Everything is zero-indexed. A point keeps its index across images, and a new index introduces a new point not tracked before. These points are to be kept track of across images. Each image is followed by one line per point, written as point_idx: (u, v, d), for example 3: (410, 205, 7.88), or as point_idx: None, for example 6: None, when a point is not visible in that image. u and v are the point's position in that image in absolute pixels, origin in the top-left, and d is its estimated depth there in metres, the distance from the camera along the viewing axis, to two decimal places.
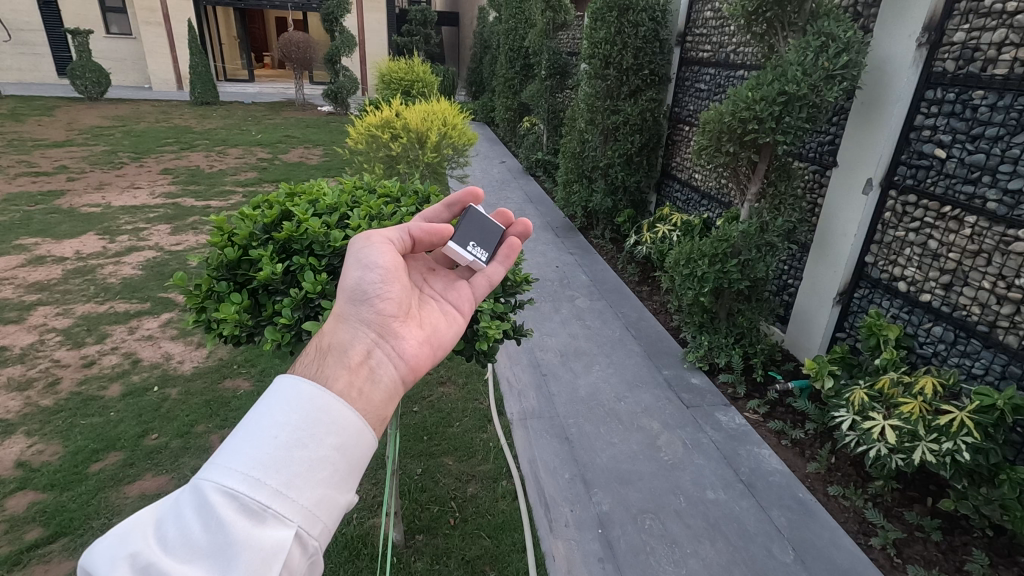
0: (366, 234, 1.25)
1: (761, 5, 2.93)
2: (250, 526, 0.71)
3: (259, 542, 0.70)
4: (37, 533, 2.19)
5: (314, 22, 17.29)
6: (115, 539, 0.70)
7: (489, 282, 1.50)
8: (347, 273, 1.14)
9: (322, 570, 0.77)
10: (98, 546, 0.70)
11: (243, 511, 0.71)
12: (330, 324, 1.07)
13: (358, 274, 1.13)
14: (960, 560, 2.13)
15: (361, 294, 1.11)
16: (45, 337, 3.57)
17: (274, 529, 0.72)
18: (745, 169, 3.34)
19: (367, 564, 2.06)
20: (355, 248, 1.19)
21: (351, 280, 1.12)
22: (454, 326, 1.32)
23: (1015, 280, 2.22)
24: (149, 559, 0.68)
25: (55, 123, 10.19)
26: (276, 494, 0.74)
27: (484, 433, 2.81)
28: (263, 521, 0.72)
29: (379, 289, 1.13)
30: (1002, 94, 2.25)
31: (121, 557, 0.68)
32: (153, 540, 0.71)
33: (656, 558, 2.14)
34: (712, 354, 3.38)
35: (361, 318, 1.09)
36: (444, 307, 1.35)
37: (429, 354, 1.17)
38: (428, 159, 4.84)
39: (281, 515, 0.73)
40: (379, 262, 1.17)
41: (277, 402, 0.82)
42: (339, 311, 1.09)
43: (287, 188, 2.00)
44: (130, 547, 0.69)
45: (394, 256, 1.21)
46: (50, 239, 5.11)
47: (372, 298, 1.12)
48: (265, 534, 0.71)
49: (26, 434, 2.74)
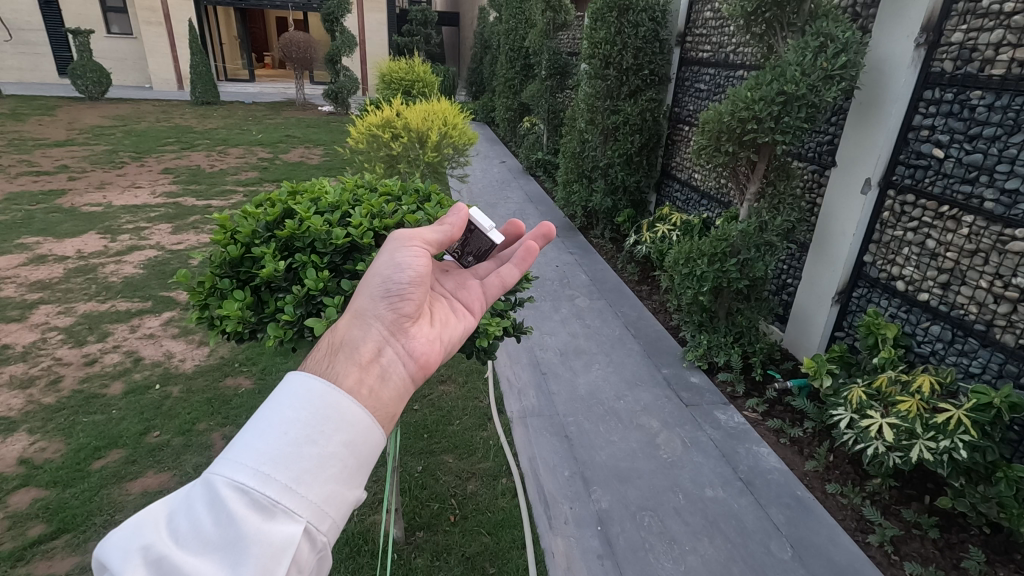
0: (404, 235, 1.24)
1: (760, 5, 2.95)
2: (260, 521, 0.72)
3: (269, 538, 0.71)
4: (40, 530, 2.21)
5: (315, 22, 17.33)
6: (129, 531, 0.72)
7: (502, 284, 1.51)
8: (375, 270, 1.15)
9: (331, 564, 0.79)
10: (112, 538, 0.72)
11: (253, 506, 0.73)
12: (346, 320, 1.08)
13: (389, 271, 1.15)
14: (956, 557, 2.14)
15: (388, 290, 1.13)
16: (47, 335, 3.59)
17: (283, 525, 0.73)
18: (744, 168, 3.35)
19: (368, 561, 2.07)
20: (390, 248, 1.19)
21: (381, 276, 1.14)
22: (463, 325, 1.34)
23: (1012, 279, 2.24)
24: (161, 552, 0.70)
25: (56, 122, 10.20)
26: (285, 490, 0.74)
27: (485, 430, 2.83)
28: (273, 517, 0.73)
29: (399, 290, 1.14)
30: (1000, 94, 2.26)
31: (134, 550, 0.70)
32: (166, 532, 0.72)
33: (655, 555, 2.16)
34: (711, 353, 3.39)
35: (376, 315, 1.10)
36: (455, 309, 1.37)
37: (440, 352, 1.17)
38: (428, 158, 4.85)
39: (290, 511, 0.74)
40: (412, 263, 1.17)
41: (287, 398, 0.82)
42: (359, 306, 1.11)
43: (290, 186, 2.01)
44: (142, 540, 0.71)
45: (428, 263, 1.21)
46: (51, 238, 5.13)
47: (393, 296, 1.13)
48: (275, 530, 0.72)
49: (29, 432, 2.76)
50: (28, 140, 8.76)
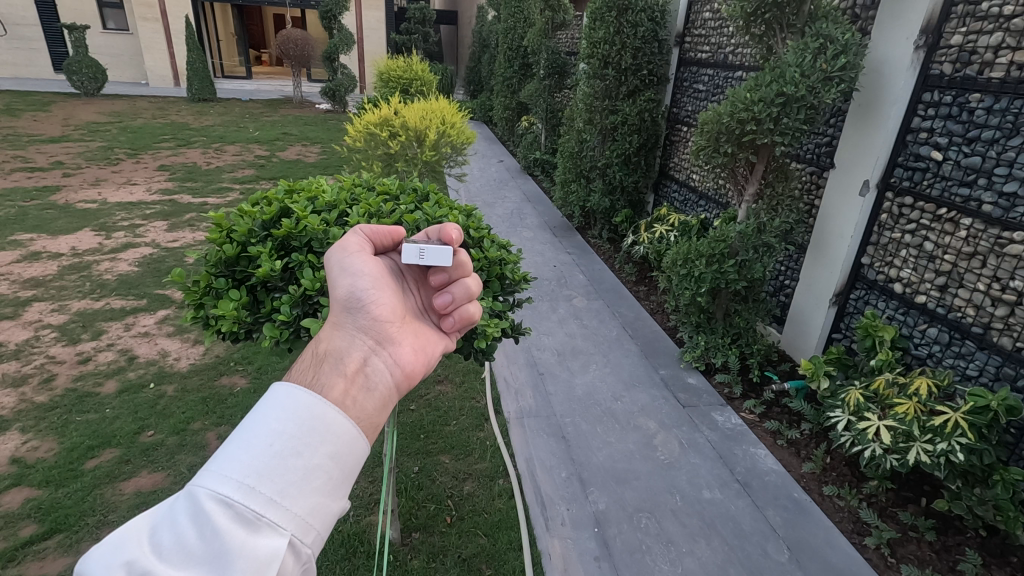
0: (345, 243, 1.23)
1: (761, 6, 2.93)
2: (244, 535, 0.70)
3: (254, 552, 0.70)
4: (32, 530, 2.19)
5: (310, 20, 17.28)
6: (110, 545, 0.69)
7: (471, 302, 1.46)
8: (336, 282, 1.14)
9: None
10: (92, 554, 0.69)
11: (238, 520, 0.71)
12: (327, 331, 1.07)
13: (352, 281, 1.14)
14: (952, 559, 2.14)
15: (354, 299, 1.11)
16: (40, 333, 3.55)
17: (268, 538, 0.72)
18: (743, 168, 3.35)
19: (364, 562, 2.06)
20: (341, 257, 1.19)
21: (343, 286, 1.13)
22: (444, 342, 1.32)
23: (1010, 282, 2.24)
24: (143, 567, 0.67)
25: (50, 118, 10.12)
26: (270, 503, 0.73)
27: (481, 431, 2.81)
28: (257, 530, 0.71)
29: (371, 296, 1.13)
30: (998, 97, 2.26)
31: (116, 562, 0.67)
32: (148, 547, 0.70)
33: (652, 558, 2.15)
34: (709, 354, 3.38)
35: (357, 326, 1.09)
36: (433, 322, 1.35)
37: (424, 365, 1.16)
38: (426, 156, 4.81)
39: (275, 524, 0.72)
40: (364, 266, 1.17)
41: (273, 410, 0.81)
42: (335, 317, 1.09)
43: (286, 185, 1.99)
44: (124, 554, 0.68)
45: (378, 268, 1.20)
46: (45, 235, 5.07)
47: (364, 306, 1.12)
48: (259, 544, 0.70)
49: (21, 430, 2.73)
50: (22, 136, 8.69)
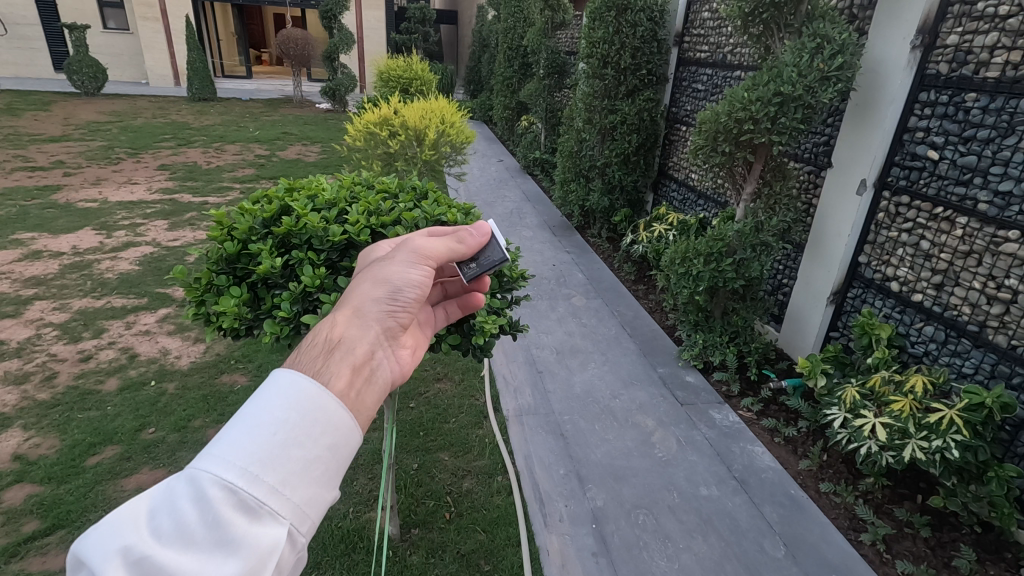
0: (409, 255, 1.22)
1: (758, 5, 2.94)
2: (246, 523, 0.72)
3: (255, 541, 0.72)
4: (35, 525, 2.20)
5: (310, 20, 17.29)
6: (107, 528, 0.70)
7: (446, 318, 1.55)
8: (377, 282, 1.15)
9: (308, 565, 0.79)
10: (90, 536, 0.70)
11: (239, 508, 0.72)
12: (344, 316, 1.06)
13: (397, 282, 1.16)
14: (947, 555, 2.16)
15: (393, 296, 1.14)
16: (42, 330, 3.58)
17: (269, 527, 0.74)
18: (741, 168, 3.37)
19: (363, 558, 2.07)
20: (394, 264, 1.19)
21: (389, 285, 1.15)
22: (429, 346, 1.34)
23: (1004, 280, 2.25)
24: (142, 552, 0.68)
25: (52, 118, 10.12)
26: (271, 491, 0.74)
27: (480, 428, 2.83)
28: (259, 518, 0.73)
29: (402, 300, 1.15)
30: (994, 96, 2.27)
31: (115, 548, 0.68)
32: (146, 531, 0.71)
33: (649, 553, 2.17)
34: (707, 352, 3.41)
35: (376, 317, 1.09)
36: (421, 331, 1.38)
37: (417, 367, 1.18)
38: (426, 156, 4.83)
39: (275, 513, 0.74)
40: (421, 280, 1.20)
41: (276, 397, 0.82)
42: (359, 304, 1.09)
43: (286, 183, 2.01)
44: (123, 539, 0.69)
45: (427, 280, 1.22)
46: (46, 234, 5.09)
47: (393, 305, 1.13)
48: (260, 532, 0.72)
49: (23, 428, 2.75)
50: (23, 136, 8.69)
